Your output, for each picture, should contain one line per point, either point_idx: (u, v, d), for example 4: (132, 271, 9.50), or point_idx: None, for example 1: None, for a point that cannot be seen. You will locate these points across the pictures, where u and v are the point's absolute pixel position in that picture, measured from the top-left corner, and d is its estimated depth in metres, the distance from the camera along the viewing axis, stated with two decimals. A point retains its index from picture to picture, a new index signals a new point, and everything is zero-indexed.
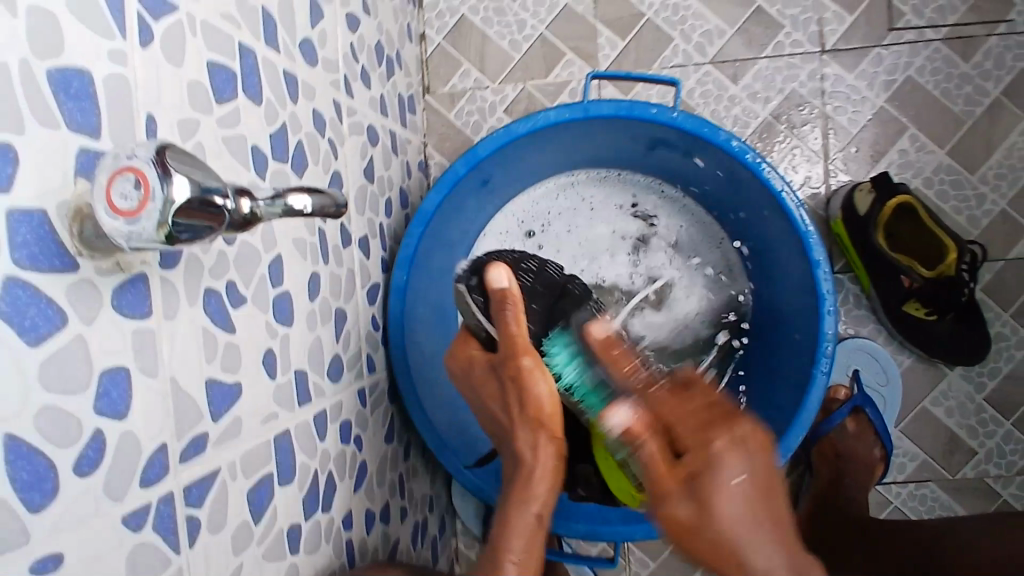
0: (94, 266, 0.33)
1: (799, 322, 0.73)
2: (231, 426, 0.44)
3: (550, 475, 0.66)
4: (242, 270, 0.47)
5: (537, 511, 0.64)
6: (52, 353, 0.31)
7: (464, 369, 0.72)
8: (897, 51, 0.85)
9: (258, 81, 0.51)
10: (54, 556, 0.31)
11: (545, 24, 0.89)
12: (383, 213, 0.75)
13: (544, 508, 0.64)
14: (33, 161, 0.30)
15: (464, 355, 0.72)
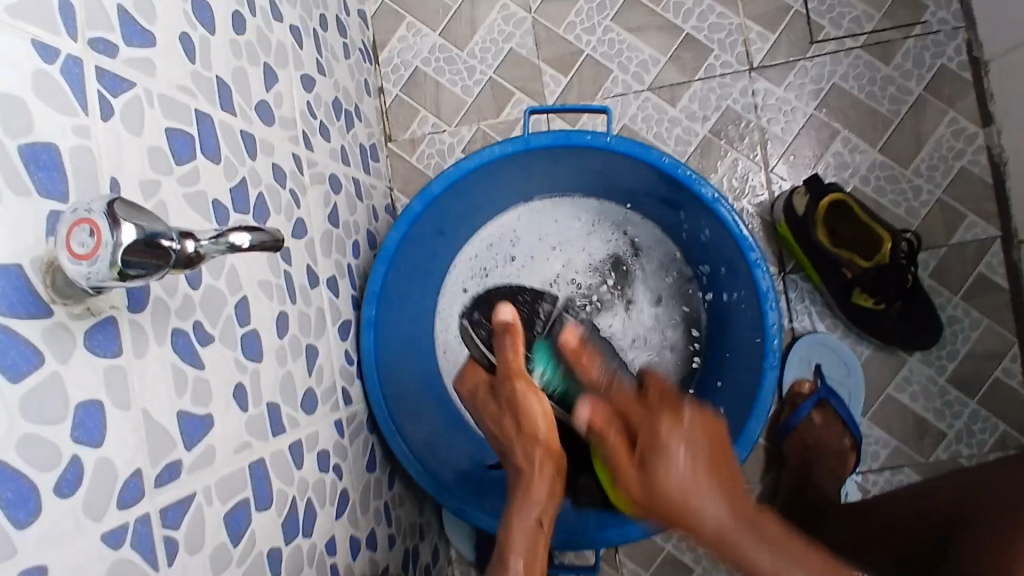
0: (67, 311, 0.38)
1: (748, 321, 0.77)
2: (204, 454, 0.48)
3: (549, 489, 0.67)
4: (209, 312, 0.51)
5: (537, 518, 0.66)
6: (32, 388, 0.36)
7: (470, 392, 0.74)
8: (821, 61, 0.91)
9: (216, 142, 0.56)
10: (38, 568, 0.35)
11: (493, 67, 0.96)
12: (351, 255, 0.80)
13: (545, 515, 0.67)
14: (9, 224, 0.36)
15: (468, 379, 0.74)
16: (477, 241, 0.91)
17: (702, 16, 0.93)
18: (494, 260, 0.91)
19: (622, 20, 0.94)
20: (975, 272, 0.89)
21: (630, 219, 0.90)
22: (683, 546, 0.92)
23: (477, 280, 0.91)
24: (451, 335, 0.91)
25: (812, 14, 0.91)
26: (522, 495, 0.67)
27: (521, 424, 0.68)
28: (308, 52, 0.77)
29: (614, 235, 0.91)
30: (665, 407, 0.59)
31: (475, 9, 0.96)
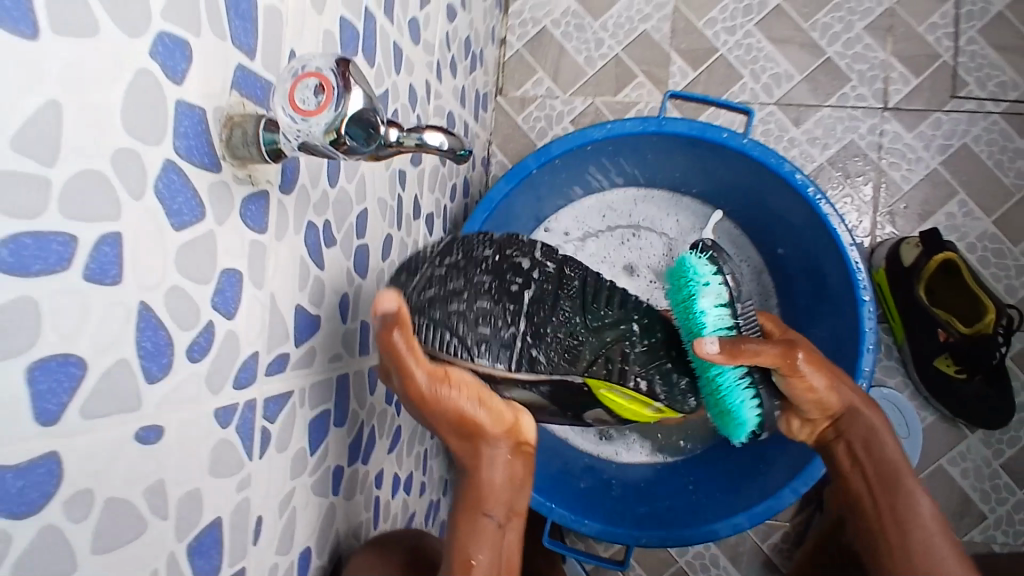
0: (232, 171, 0.36)
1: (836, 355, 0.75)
2: (308, 354, 0.47)
3: (510, 478, 0.53)
4: (337, 214, 0.50)
5: (497, 518, 0.54)
6: (189, 241, 0.34)
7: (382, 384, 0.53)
8: (957, 117, 0.88)
9: (373, 45, 0.54)
10: (156, 428, 0.32)
11: (622, 46, 0.93)
12: (449, 196, 0.79)
13: (510, 510, 0.54)
14: (200, 62, 0.34)
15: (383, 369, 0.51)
16: (591, 207, 0.89)
17: (848, 43, 0.90)
18: (600, 231, 0.90)
19: (766, 29, 0.91)
20: None
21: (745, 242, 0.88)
22: (697, 565, 0.92)
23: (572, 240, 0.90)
24: None
25: (959, 68, 0.88)
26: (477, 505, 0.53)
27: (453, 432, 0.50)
28: None
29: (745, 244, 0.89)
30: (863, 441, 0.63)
31: None
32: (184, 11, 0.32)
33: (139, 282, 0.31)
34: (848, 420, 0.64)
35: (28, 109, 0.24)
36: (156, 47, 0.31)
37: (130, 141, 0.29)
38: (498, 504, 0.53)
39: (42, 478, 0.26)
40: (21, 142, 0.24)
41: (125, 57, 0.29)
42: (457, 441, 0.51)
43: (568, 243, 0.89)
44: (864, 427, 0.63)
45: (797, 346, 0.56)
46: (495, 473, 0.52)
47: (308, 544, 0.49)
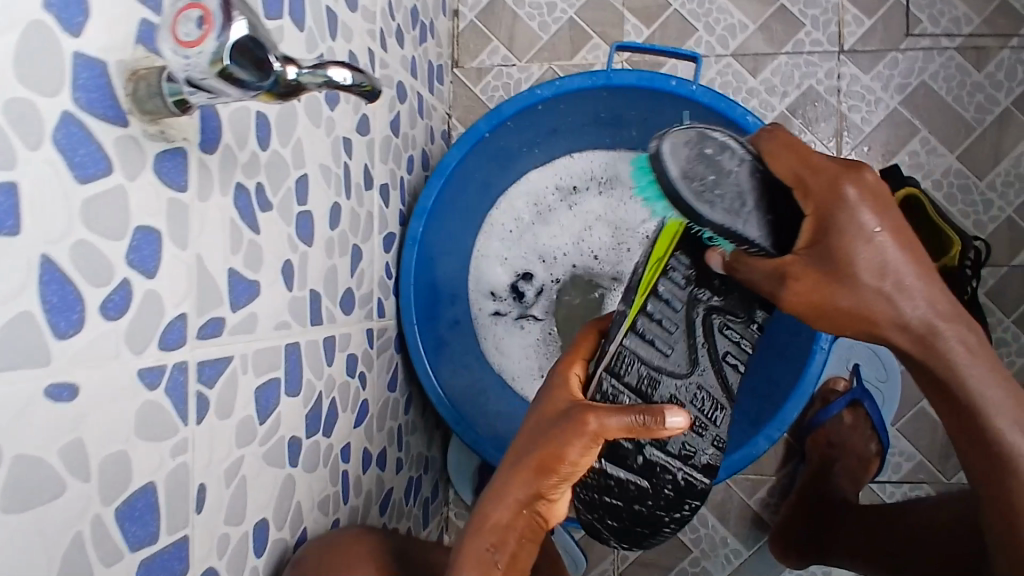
0: (143, 127, 0.36)
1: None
2: (247, 320, 0.46)
3: (511, 521, 0.51)
4: (271, 178, 0.49)
5: (487, 546, 0.51)
6: (97, 196, 0.33)
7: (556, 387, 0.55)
8: (914, 55, 0.87)
9: (301, 7, 0.53)
10: (70, 386, 0.32)
11: (574, 9, 0.92)
12: (405, 169, 0.78)
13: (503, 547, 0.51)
14: (100, 15, 0.33)
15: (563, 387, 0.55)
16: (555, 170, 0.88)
17: None
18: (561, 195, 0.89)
19: None
20: None
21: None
22: (685, 527, 0.91)
23: (536, 208, 0.88)
24: (496, 236, 0.88)
25: (913, 6, 0.87)
26: (479, 516, 0.51)
27: (545, 450, 0.50)
28: None
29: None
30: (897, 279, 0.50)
31: None
32: None
33: (39, 233, 0.30)
34: (894, 312, 0.50)
35: None
36: None
37: (23, 90, 0.29)
38: (492, 538, 0.51)
39: None
40: None
41: (18, 5, 0.29)
42: (519, 482, 0.51)
43: (534, 211, 0.89)
44: (915, 317, 0.50)
45: (797, 275, 0.49)
46: (496, 510, 0.51)
47: (265, 515, 0.49)
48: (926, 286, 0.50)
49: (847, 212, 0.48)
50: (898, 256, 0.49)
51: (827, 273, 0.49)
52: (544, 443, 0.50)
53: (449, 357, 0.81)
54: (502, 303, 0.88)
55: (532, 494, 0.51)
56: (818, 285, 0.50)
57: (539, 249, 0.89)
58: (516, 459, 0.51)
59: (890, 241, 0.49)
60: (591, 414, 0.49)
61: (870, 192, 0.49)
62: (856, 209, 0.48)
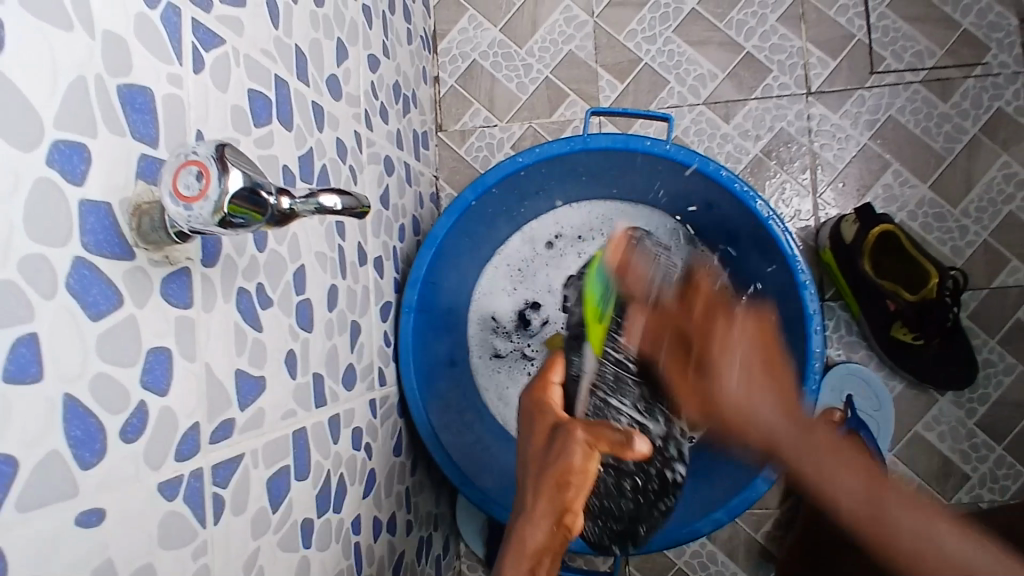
0: (148, 256, 0.38)
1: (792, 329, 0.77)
2: (256, 416, 0.48)
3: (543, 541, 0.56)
4: (270, 276, 0.51)
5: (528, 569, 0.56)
6: (109, 328, 0.35)
7: (536, 405, 0.61)
8: (879, 92, 0.91)
9: (290, 109, 0.57)
10: (97, 511, 0.34)
11: (550, 68, 0.96)
12: (397, 238, 0.81)
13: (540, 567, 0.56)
14: (102, 161, 0.36)
15: (540, 394, 0.62)
16: (544, 226, 0.92)
17: (765, 36, 0.93)
18: (554, 245, 0.92)
19: (684, 34, 0.94)
20: (1015, 317, 0.88)
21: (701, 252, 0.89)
22: (695, 564, 0.93)
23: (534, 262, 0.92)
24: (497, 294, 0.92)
25: (874, 46, 0.91)
26: (514, 543, 0.56)
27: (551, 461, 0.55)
28: (375, 33, 0.77)
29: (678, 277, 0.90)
30: (711, 325, 0.65)
31: (537, 8, 0.97)
32: (77, 115, 0.34)
33: (61, 375, 0.32)
34: (754, 412, 0.57)
35: None
36: (52, 154, 0.32)
37: (35, 247, 0.31)
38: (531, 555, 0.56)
39: None
40: None
41: (24, 169, 0.31)
42: (545, 499, 0.55)
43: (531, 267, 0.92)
44: (771, 416, 0.56)
45: (692, 383, 0.62)
46: (534, 535, 0.56)
47: None
48: (796, 426, 0.55)
49: (721, 327, 0.64)
50: (750, 360, 0.61)
51: (695, 372, 0.62)
52: (553, 463, 0.54)
53: (451, 417, 0.83)
54: (509, 339, 0.92)
55: (559, 511, 0.55)
56: (690, 376, 0.63)
57: (550, 285, 0.92)
58: (533, 482, 0.56)
59: (753, 367, 0.60)
60: (585, 431, 0.54)
61: (745, 324, 0.64)
62: (725, 327, 0.64)
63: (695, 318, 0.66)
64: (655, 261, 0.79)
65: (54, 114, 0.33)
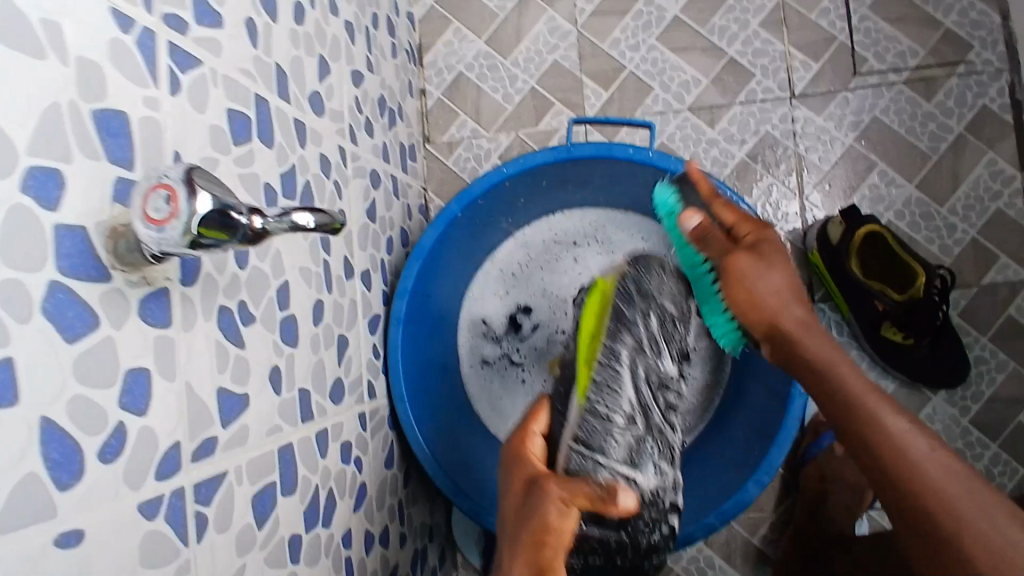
0: (125, 278, 0.39)
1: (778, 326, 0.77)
2: (239, 433, 0.48)
3: None
4: (253, 293, 0.52)
5: None
6: (86, 350, 0.36)
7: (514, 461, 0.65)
8: (863, 93, 0.92)
9: (271, 127, 0.57)
10: (75, 533, 0.34)
11: (535, 78, 0.97)
12: (385, 251, 0.81)
13: None
14: (76, 185, 0.36)
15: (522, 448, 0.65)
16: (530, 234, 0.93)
17: (747, 41, 0.93)
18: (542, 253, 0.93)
19: (667, 41, 0.95)
20: (1005, 314, 0.88)
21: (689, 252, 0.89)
22: (693, 570, 0.92)
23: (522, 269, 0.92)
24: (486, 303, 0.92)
25: (856, 47, 0.92)
26: None
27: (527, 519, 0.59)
28: (359, 48, 0.78)
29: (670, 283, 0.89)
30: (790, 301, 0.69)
31: (521, 18, 0.97)
32: (52, 141, 0.35)
33: (37, 399, 0.33)
34: (824, 367, 0.66)
35: None
36: (27, 180, 0.33)
37: (9, 272, 0.32)
38: None
39: None
40: None
41: None
42: (522, 560, 0.58)
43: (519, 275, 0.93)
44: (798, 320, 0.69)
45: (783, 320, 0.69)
46: None
47: None
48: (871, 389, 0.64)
49: (805, 332, 0.68)
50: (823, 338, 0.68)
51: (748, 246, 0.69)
52: (531, 521, 0.58)
53: (442, 427, 0.83)
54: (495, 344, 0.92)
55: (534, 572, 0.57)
56: (741, 279, 0.69)
57: (539, 291, 0.93)
58: (512, 540, 0.60)
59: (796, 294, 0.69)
60: (559, 487, 0.59)
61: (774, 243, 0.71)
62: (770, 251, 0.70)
63: (789, 315, 0.69)
64: (652, 297, 0.70)
65: (29, 141, 0.33)
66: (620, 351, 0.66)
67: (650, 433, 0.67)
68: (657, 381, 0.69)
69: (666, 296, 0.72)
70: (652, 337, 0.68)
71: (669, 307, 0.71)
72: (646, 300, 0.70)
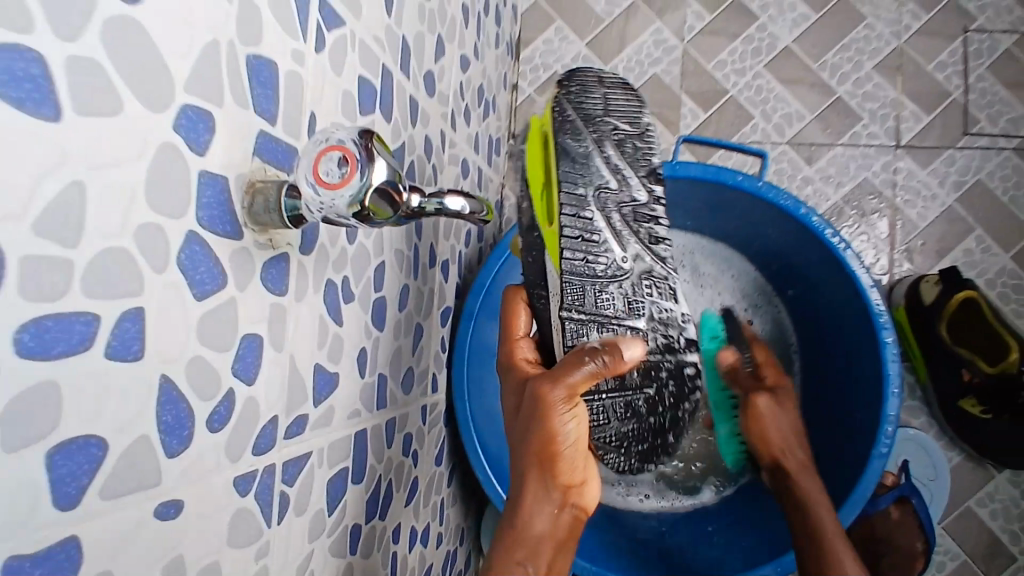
0: (254, 238, 0.36)
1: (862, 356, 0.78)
2: (326, 413, 0.46)
3: (549, 524, 0.55)
4: (355, 269, 0.49)
5: (520, 559, 0.53)
6: (211, 309, 0.33)
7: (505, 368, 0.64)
8: (969, 155, 0.88)
9: (391, 100, 0.55)
10: (175, 503, 0.31)
11: (632, 88, 0.94)
12: (464, 242, 0.79)
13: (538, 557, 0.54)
14: (223, 131, 0.34)
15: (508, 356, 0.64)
16: None
17: (858, 82, 0.90)
18: None
19: (774, 70, 0.91)
20: None
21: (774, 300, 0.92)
22: None
23: None
24: None
25: (969, 106, 0.89)
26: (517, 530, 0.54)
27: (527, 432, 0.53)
28: (469, 33, 0.76)
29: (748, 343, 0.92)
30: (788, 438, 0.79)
31: (627, 26, 0.95)
32: (208, 83, 0.32)
33: (160, 356, 0.30)
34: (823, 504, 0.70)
35: (50, 194, 0.24)
36: (179, 118, 0.31)
37: (153, 216, 0.29)
38: (528, 549, 0.53)
39: (61, 563, 0.26)
40: (43, 225, 0.24)
41: (151, 132, 0.29)
42: (536, 484, 0.54)
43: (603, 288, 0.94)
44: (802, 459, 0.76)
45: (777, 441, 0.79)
46: (540, 517, 0.54)
47: None
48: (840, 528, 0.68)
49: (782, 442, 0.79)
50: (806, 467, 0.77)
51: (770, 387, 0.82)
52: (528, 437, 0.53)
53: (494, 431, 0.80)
54: None
55: (553, 485, 0.54)
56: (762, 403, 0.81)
57: None
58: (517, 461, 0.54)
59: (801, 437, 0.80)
60: (556, 388, 0.52)
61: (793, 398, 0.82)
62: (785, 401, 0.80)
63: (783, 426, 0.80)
64: (591, 124, 0.61)
65: (186, 78, 0.31)
66: (590, 200, 0.60)
67: (646, 275, 0.66)
68: (635, 211, 0.64)
69: (629, 126, 0.63)
70: (614, 167, 0.62)
71: (625, 131, 0.63)
72: (592, 129, 0.61)
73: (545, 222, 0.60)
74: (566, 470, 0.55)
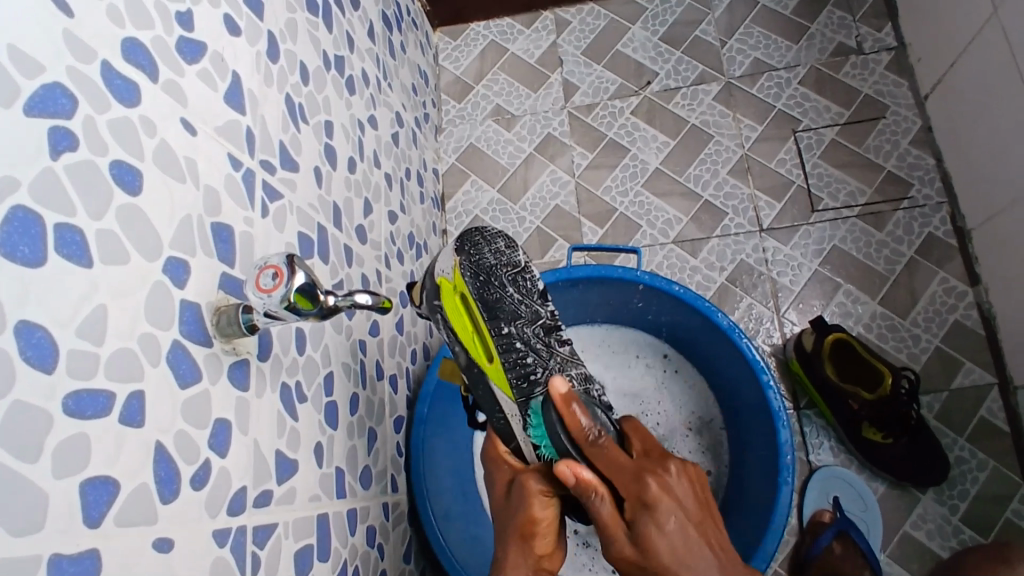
0: (222, 346, 0.50)
1: (753, 402, 0.86)
2: (289, 492, 0.57)
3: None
4: (306, 376, 0.62)
5: None
6: (190, 396, 0.46)
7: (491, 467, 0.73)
8: (822, 226, 1.07)
9: (327, 247, 0.71)
10: (167, 540, 0.42)
11: (540, 219, 1.13)
12: (409, 361, 0.92)
13: None
14: (196, 273, 0.49)
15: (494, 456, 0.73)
16: None
17: (719, 186, 1.10)
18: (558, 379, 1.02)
19: (650, 187, 1.12)
20: (977, 415, 0.95)
21: (682, 372, 0.99)
22: None
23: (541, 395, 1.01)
24: None
25: (812, 189, 1.09)
26: None
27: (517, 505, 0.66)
28: (394, 194, 0.95)
29: (677, 414, 0.98)
30: (653, 469, 0.60)
31: (528, 172, 1.16)
32: (184, 241, 0.48)
33: (156, 426, 0.43)
34: (690, 573, 0.56)
35: (84, 312, 0.38)
36: (166, 266, 0.46)
37: (150, 328, 0.43)
38: None
39: (85, 568, 0.36)
40: (82, 330, 0.38)
41: (148, 274, 0.44)
42: (517, 551, 0.64)
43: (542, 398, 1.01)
44: None
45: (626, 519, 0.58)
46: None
47: None
48: None
49: (649, 515, 0.57)
50: (694, 537, 0.58)
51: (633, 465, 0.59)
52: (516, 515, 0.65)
53: (458, 525, 0.89)
54: None
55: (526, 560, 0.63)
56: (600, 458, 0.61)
57: None
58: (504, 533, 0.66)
59: (687, 519, 0.58)
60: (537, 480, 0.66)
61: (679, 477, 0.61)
62: (658, 494, 0.57)
63: (628, 471, 0.59)
64: (492, 273, 0.69)
65: (170, 239, 0.46)
66: (512, 333, 0.69)
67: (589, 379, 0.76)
68: (547, 331, 0.74)
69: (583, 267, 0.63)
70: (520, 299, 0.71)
71: (515, 268, 0.72)
72: (494, 279, 0.69)
73: (487, 360, 0.69)
74: (542, 544, 0.65)
